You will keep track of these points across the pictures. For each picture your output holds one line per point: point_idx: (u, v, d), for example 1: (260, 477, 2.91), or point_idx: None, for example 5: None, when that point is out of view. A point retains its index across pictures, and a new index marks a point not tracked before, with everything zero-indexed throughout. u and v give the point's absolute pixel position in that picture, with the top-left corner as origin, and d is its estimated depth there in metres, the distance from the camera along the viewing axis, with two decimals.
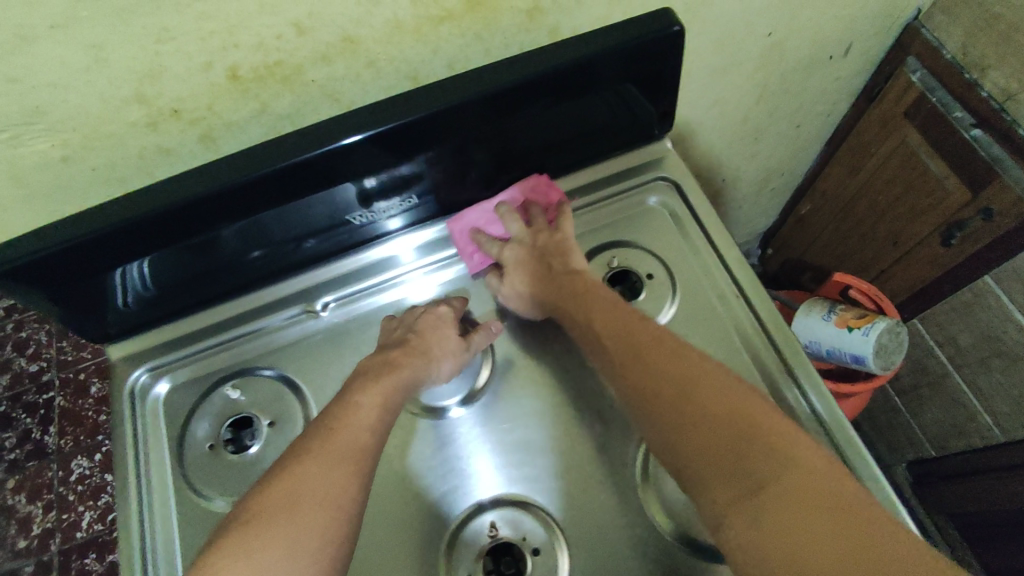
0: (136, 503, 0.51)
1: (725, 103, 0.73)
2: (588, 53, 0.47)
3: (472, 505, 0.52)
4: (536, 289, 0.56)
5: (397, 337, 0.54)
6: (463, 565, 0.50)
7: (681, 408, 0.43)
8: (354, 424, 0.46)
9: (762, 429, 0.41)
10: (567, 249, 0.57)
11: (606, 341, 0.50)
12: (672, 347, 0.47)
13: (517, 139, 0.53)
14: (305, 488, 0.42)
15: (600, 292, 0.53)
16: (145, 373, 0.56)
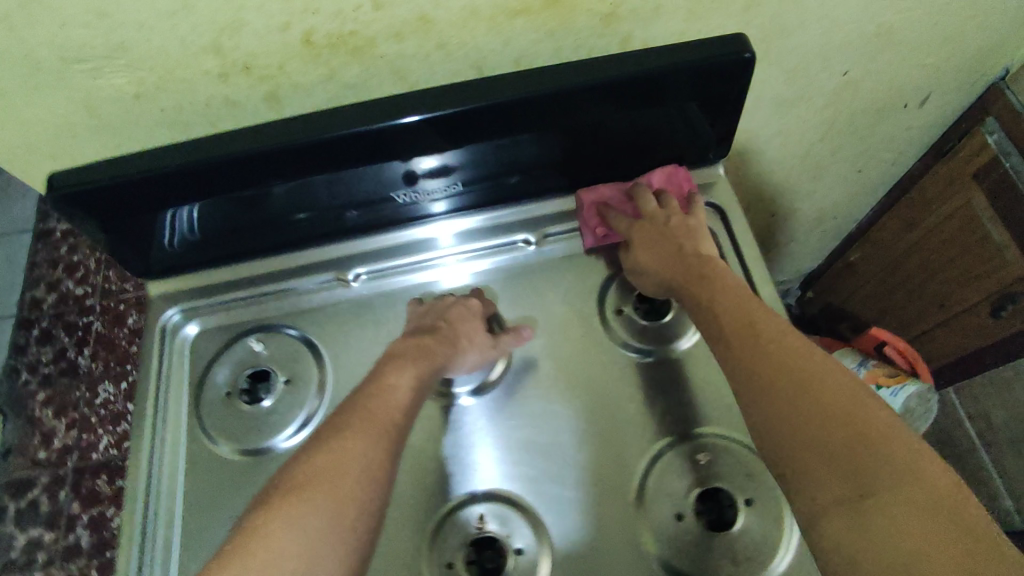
0: (151, 439, 0.52)
1: (788, 137, 0.72)
2: (653, 67, 0.47)
3: (465, 495, 0.52)
4: (671, 267, 0.53)
5: (428, 323, 0.54)
6: (447, 549, 0.50)
7: (792, 406, 0.40)
8: (393, 399, 0.48)
9: (873, 426, 0.38)
10: (688, 227, 0.55)
11: (719, 336, 0.47)
12: (787, 338, 0.44)
13: (572, 143, 0.53)
14: (351, 463, 0.43)
15: (717, 283, 0.49)
16: (177, 313, 0.58)
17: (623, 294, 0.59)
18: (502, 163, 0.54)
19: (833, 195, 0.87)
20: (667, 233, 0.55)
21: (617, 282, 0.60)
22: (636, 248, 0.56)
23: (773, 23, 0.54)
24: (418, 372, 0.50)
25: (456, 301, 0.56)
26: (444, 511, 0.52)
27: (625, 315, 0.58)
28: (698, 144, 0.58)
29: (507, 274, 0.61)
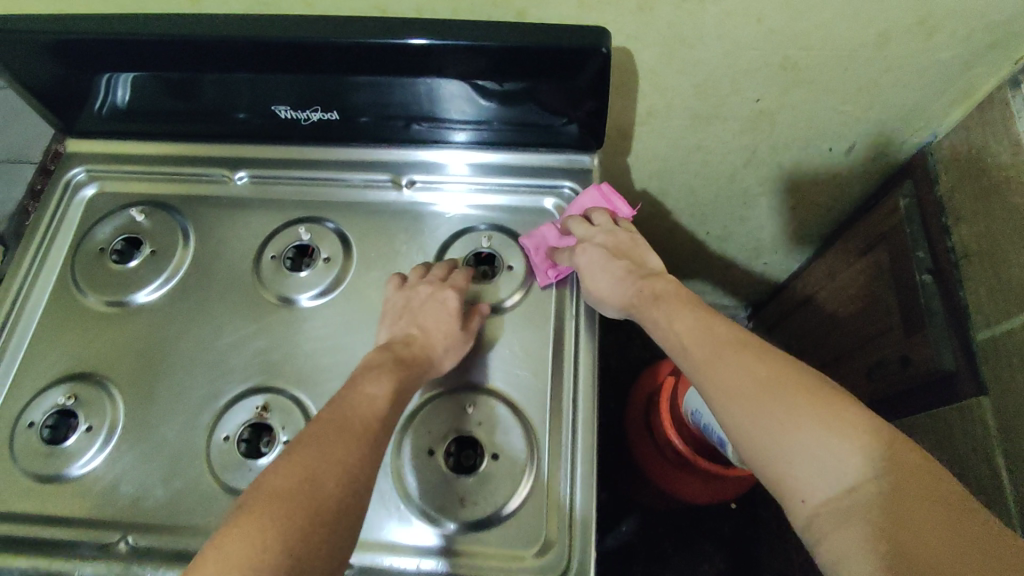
0: (26, 271, 0.58)
1: (709, 153, 0.73)
2: (502, 43, 0.49)
3: (252, 387, 0.53)
4: (619, 293, 0.52)
5: (400, 331, 0.52)
6: (223, 427, 0.51)
7: (766, 406, 0.41)
8: (369, 409, 0.45)
9: (836, 415, 0.39)
10: (635, 245, 0.56)
11: (688, 353, 0.47)
12: (757, 341, 0.45)
13: (431, 101, 0.55)
14: (317, 480, 0.39)
15: (671, 299, 0.50)
16: (83, 172, 0.62)
17: (461, 250, 0.58)
18: (363, 103, 0.55)
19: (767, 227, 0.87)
20: (617, 255, 0.54)
21: (460, 237, 0.59)
22: (591, 281, 0.53)
23: (670, 31, 0.56)
24: (395, 383, 0.47)
25: (428, 292, 0.53)
26: (233, 395, 0.53)
27: (460, 266, 0.57)
28: (571, 135, 0.58)
29: (383, 211, 0.60)
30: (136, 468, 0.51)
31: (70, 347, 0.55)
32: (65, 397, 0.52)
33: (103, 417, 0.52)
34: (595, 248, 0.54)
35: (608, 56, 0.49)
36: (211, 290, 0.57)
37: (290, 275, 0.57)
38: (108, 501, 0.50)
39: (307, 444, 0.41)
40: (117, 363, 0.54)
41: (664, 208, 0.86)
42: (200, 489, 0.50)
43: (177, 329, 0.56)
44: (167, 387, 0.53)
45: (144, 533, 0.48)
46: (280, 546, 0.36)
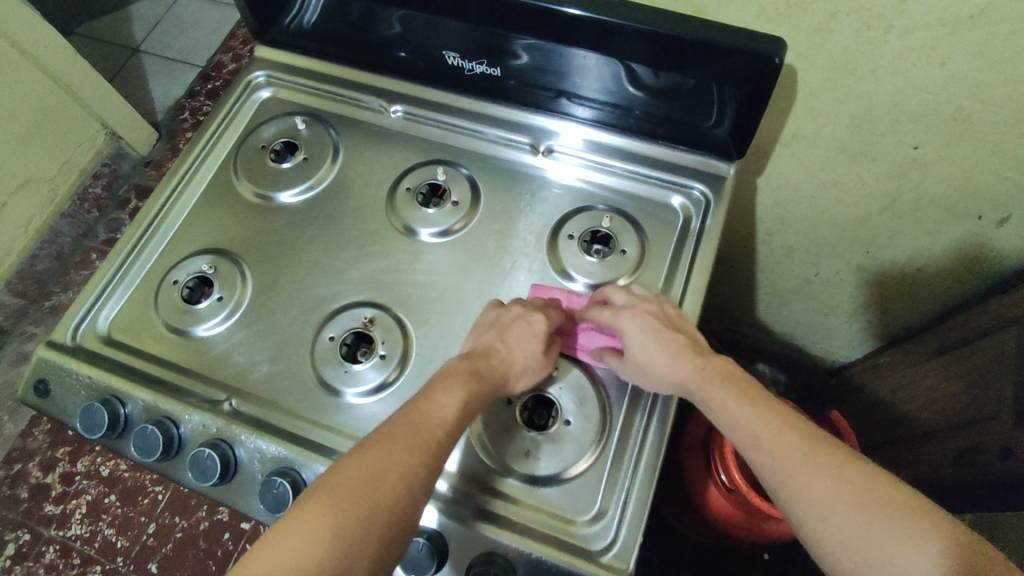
0: (200, 148, 0.65)
1: (844, 191, 0.71)
2: (671, 31, 0.48)
3: (365, 300, 0.57)
4: (670, 368, 0.48)
5: (486, 343, 0.50)
6: (329, 329, 0.55)
7: (862, 525, 0.39)
8: (438, 416, 0.44)
9: (934, 539, 0.37)
10: (683, 319, 0.52)
11: (764, 450, 0.43)
12: (837, 447, 0.42)
13: (586, 75, 0.56)
14: (378, 485, 0.40)
15: (740, 389, 0.46)
16: (264, 76, 0.69)
17: (579, 225, 0.59)
18: (519, 66, 0.58)
19: (883, 283, 0.83)
20: (666, 327, 0.50)
21: (579, 214, 0.60)
22: (631, 351, 0.49)
23: (840, 56, 0.55)
24: (467, 395, 0.46)
25: (519, 316, 0.51)
26: (344, 302, 0.57)
27: (576, 239, 0.59)
28: (715, 139, 0.58)
29: (513, 171, 0.63)
30: (250, 342, 0.56)
31: (219, 224, 0.61)
32: (208, 266, 0.58)
33: (232, 292, 0.57)
34: (640, 317, 0.50)
35: (774, 61, 0.48)
36: (345, 204, 0.62)
37: (419, 208, 0.61)
38: (220, 363, 0.55)
39: (375, 447, 0.42)
40: (252, 247, 0.60)
41: (779, 239, 0.84)
42: (298, 374, 0.54)
43: (305, 230, 0.61)
44: (287, 279, 0.58)
45: (243, 400, 0.53)
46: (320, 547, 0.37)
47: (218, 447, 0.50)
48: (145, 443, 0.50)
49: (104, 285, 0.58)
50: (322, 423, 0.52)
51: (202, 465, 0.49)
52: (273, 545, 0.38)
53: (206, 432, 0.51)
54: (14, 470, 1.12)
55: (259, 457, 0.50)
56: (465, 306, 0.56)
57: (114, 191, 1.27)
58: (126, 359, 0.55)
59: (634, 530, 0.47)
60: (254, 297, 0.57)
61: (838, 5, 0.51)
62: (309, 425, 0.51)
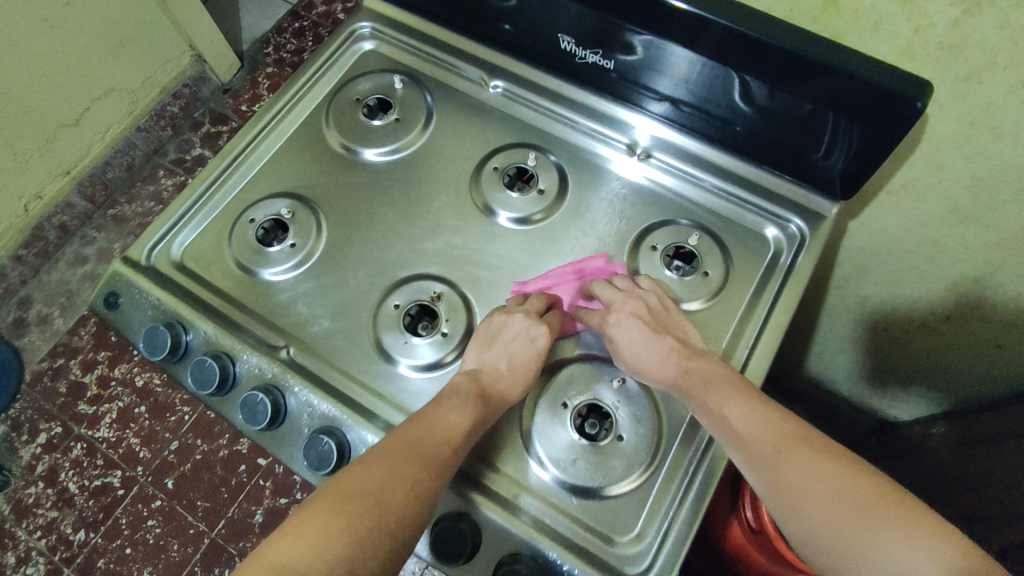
0: (295, 89, 0.64)
1: (944, 252, 0.67)
2: (787, 44, 0.44)
3: (435, 274, 0.56)
4: (659, 370, 0.49)
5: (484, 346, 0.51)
6: (395, 297, 0.54)
7: (782, 449, 0.43)
8: (393, 476, 0.42)
9: (910, 518, 0.37)
10: (675, 319, 0.52)
11: (743, 446, 0.45)
12: (821, 441, 0.43)
13: (687, 77, 0.53)
14: (323, 557, 0.38)
15: (726, 382, 0.47)
16: (368, 28, 0.67)
17: (664, 239, 0.57)
18: (626, 59, 0.55)
19: (955, 351, 0.79)
20: (654, 327, 0.50)
21: (666, 226, 0.58)
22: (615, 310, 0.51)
23: (982, 110, 0.51)
24: (418, 457, 0.43)
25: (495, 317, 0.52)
26: (414, 272, 0.56)
27: (659, 252, 0.57)
28: (826, 172, 0.54)
29: (603, 170, 0.61)
30: (316, 294, 0.56)
31: (303, 170, 0.61)
32: (286, 210, 0.58)
33: (306, 241, 0.57)
34: (641, 299, 0.52)
35: (899, 92, 0.44)
36: (429, 174, 0.60)
37: (504, 190, 0.59)
38: (284, 310, 0.55)
39: (379, 459, 0.43)
40: (332, 200, 0.59)
41: (855, 285, 0.80)
42: (357, 336, 0.54)
43: (387, 191, 0.60)
44: (362, 239, 0.57)
45: (301, 351, 0.53)
46: None
47: (271, 393, 0.50)
48: (202, 375, 0.50)
49: (184, 210, 0.58)
50: (374, 389, 0.51)
51: (252, 408, 0.49)
52: (279, 546, 0.38)
53: (261, 376, 0.51)
54: (57, 364, 1.16)
55: (309, 410, 0.50)
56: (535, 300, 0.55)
57: (190, 113, 1.31)
58: (195, 289, 0.55)
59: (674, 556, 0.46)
60: (325, 251, 0.57)
61: (1000, 55, 0.47)
62: (360, 388, 0.51)
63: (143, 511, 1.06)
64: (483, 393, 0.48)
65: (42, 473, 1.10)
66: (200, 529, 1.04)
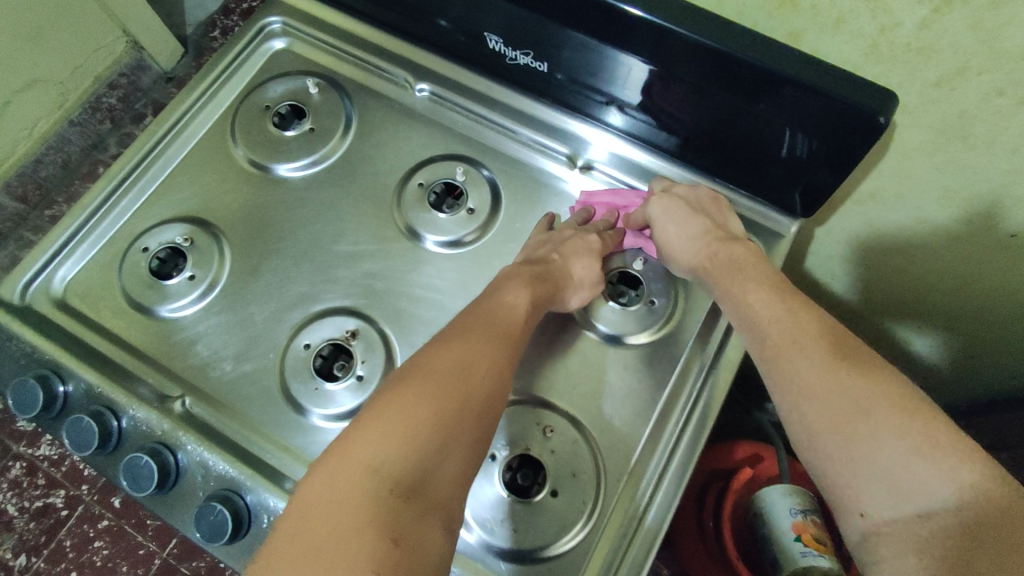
0: (195, 97, 0.57)
1: (916, 262, 0.62)
2: (730, 49, 0.39)
3: (350, 309, 0.50)
4: (688, 253, 0.47)
5: (540, 253, 0.49)
6: (304, 336, 0.49)
7: (817, 354, 0.38)
8: (476, 350, 0.40)
9: (922, 422, 0.33)
10: (717, 208, 0.50)
11: (758, 334, 0.41)
12: (850, 340, 0.38)
13: (639, 88, 0.46)
14: (420, 422, 0.35)
15: (747, 268, 0.44)
16: (279, 23, 0.60)
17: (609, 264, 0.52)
18: (565, 63, 0.48)
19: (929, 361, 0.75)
20: (697, 211, 0.49)
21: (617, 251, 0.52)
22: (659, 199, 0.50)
23: (954, 118, 0.45)
24: (500, 337, 0.42)
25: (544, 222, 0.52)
26: (327, 306, 0.50)
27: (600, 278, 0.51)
28: (783, 187, 0.49)
29: (543, 183, 0.55)
30: (219, 333, 0.49)
31: (204, 190, 0.54)
32: (182, 238, 0.52)
33: (207, 272, 0.51)
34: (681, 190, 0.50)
35: (855, 104, 0.38)
36: (348, 191, 0.54)
37: (429, 211, 0.53)
38: (182, 352, 0.49)
39: (449, 342, 0.40)
40: (238, 223, 0.53)
41: (827, 292, 0.75)
42: (264, 383, 0.48)
43: (302, 211, 0.53)
44: (271, 268, 0.51)
45: (198, 402, 0.47)
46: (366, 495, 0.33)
47: (158, 455, 0.44)
48: (79, 435, 0.44)
49: (64, 241, 0.51)
50: (281, 443, 0.46)
51: (135, 473, 0.43)
52: (358, 435, 0.35)
53: (149, 434, 0.45)
54: None
55: (203, 471, 0.45)
56: None
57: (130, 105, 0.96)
58: (80, 331, 0.49)
59: (667, 510, 0.44)
60: (230, 283, 0.51)
61: (974, 59, 0.41)
62: (265, 443, 0.46)
63: None
64: (541, 278, 0.46)
65: None
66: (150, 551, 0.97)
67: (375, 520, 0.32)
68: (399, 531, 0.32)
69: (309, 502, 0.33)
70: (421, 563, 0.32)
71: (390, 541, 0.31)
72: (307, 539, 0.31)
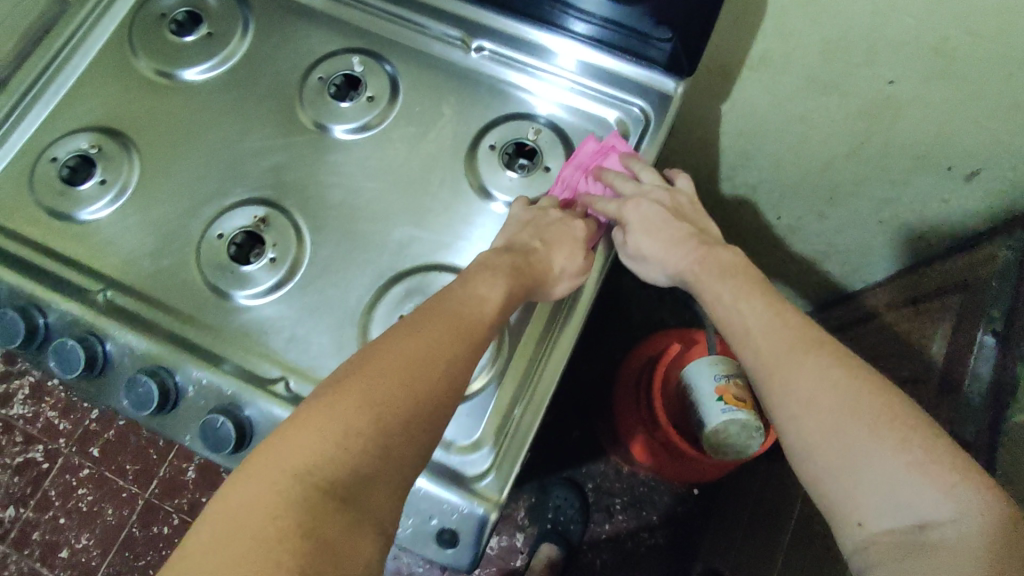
0: (88, 7, 0.57)
1: (812, 127, 0.64)
2: None
3: (259, 200, 0.52)
4: (676, 258, 0.50)
5: (523, 241, 0.48)
6: (219, 225, 0.51)
7: (816, 377, 0.40)
8: (461, 330, 0.42)
9: (913, 438, 0.36)
10: (692, 212, 0.53)
11: (753, 348, 0.43)
12: (846, 354, 0.41)
13: None
14: (369, 421, 0.36)
15: (742, 278, 0.46)
16: None
17: (504, 133, 0.53)
18: None
19: (846, 232, 0.79)
20: (670, 216, 0.51)
21: (506, 122, 0.54)
22: (631, 194, 0.51)
23: None
24: (506, 292, 0.45)
25: (524, 211, 0.50)
26: (239, 199, 0.53)
27: (497, 151, 0.52)
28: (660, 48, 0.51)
29: (441, 70, 0.56)
30: (137, 230, 0.52)
31: (109, 100, 0.55)
32: (91, 145, 0.53)
33: (117, 176, 0.53)
34: (653, 197, 0.51)
35: None
36: (252, 90, 0.56)
37: (332, 101, 0.54)
38: (102, 251, 0.51)
39: (378, 367, 0.38)
40: (146, 129, 0.54)
41: (745, 175, 0.78)
42: (185, 273, 0.50)
43: (209, 114, 0.55)
44: (183, 168, 0.53)
45: (120, 294, 0.49)
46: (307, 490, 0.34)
47: (84, 341, 0.47)
48: (4, 328, 0.46)
49: None
50: (206, 322, 0.49)
51: (65, 357, 0.46)
52: (297, 434, 0.35)
53: (75, 323, 0.48)
54: None
55: (130, 353, 0.47)
56: (369, 217, 0.52)
57: None
58: None
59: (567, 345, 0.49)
60: (144, 186, 0.53)
61: None
62: (188, 325, 0.49)
63: (72, 480, 1.12)
64: (514, 271, 0.46)
65: None
66: (133, 491, 1.12)
67: (309, 520, 0.33)
68: (322, 539, 0.33)
69: (228, 507, 0.33)
70: (346, 568, 0.34)
71: (316, 542, 0.33)
72: (233, 538, 0.32)
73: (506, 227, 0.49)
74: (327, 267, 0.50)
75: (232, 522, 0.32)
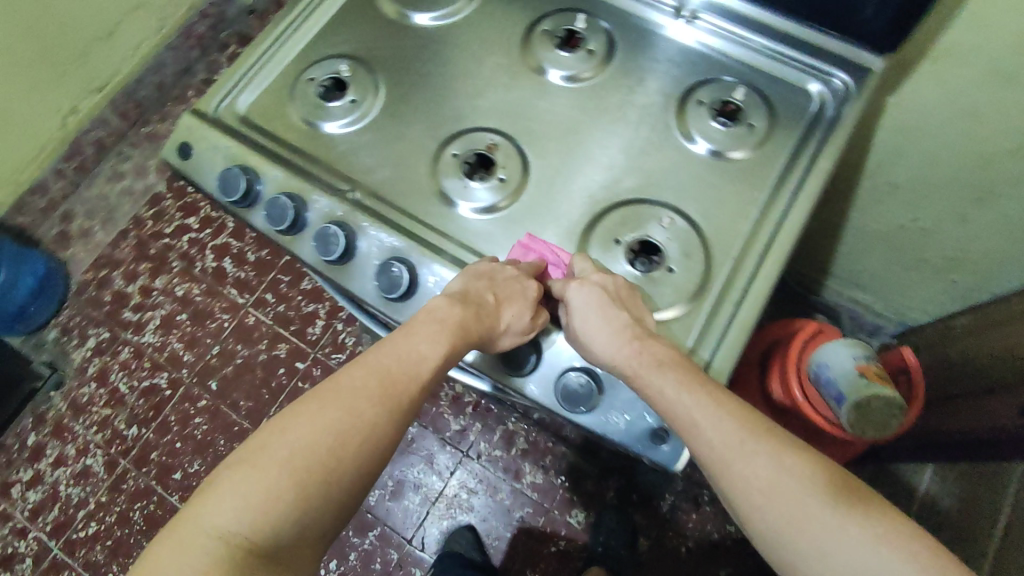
0: None
1: (981, 119, 0.67)
2: None
3: (487, 128, 0.58)
4: (611, 346, 0.48)
5: (472, 292, 0.48)
6: (454, 147, 0.57)
7: (801, 497, 0.39)
8: (418, 370, 0.45)
9: (918, 554, 0.37)
10: (634, 299, 0.50)
11: (733, 470, 0.42)
12: (821, 465, 0.41)
13: None
14: (313, 453, 0.40)
15: (672, 368, 0.45)
16: None
17: (710, 93, 0.58)
18: None
19: (988, 236, 0.81)
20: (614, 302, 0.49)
21: (711, 83, 0.59)
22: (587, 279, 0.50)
23: None
24: (452, 343, 0.46)
25: (483, 266, 0.50)
26: (466, 126, 0.58)
27: (705, 105, 0.57)
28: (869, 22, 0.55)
29: (651, 33, 0.61)
30: (374, 146, 0.58)
31: (354, 34, 0.62)
32: (345, 70, 0.60)
33: (361, 98, 0.59)
34: (601, 283, 0.49)
35: None
36: (478, 36, 0.62)
37: (553, 50, 0.60)
38: (345, 159, 0.57)
39: (338, 393, 0.43)
40: (386, 61, 0.61)
41: (890, 172, 0.81)
42: (417, 184, 0.56)
43: (441, 53, 0.61)
44: (416, 96, 0.60)
45: (365, 194, 0.55)
46: (260, 505, 0.38)
47: (343, 229, 0.53)
48: (276, 212, 0.54)
49: (244, 72, 0.61)
50: (437, 226, 0.55)
51: (326, 240, 0.53)
52: (216, 497, 0.38)
53: (330, 215, 0.54)
54: (101, 275, 1.29)
55: (377, 245, 0.53)
56: (582, 152, 0.57)
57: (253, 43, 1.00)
58: (259, 138, 0.58)
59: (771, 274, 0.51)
60: (381, 108, 0.59)
61: None
62: (421, 227, 0.54)
63: (190, 409, 1.20)
64: (460, 325, 0.47)
65: (93, 374, 1.23)
66: (245, 426, 1.19)
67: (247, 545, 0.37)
68: None
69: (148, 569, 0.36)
70: None
71: (252, 561, 0.37)
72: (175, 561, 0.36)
73: (466, 271, 0.50)
74: (546, 191, 0.56)
75: (187, 534, 0.37)
